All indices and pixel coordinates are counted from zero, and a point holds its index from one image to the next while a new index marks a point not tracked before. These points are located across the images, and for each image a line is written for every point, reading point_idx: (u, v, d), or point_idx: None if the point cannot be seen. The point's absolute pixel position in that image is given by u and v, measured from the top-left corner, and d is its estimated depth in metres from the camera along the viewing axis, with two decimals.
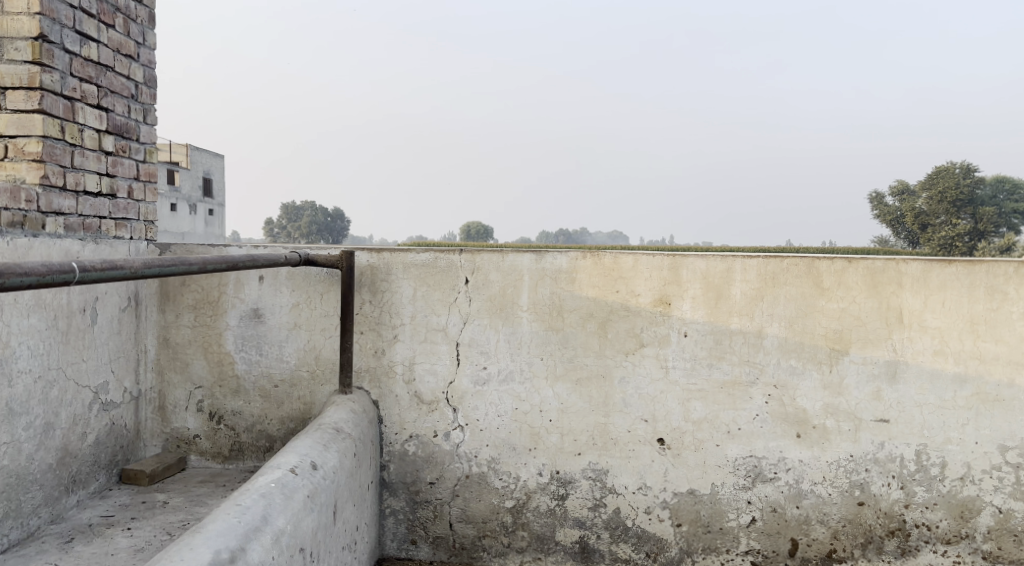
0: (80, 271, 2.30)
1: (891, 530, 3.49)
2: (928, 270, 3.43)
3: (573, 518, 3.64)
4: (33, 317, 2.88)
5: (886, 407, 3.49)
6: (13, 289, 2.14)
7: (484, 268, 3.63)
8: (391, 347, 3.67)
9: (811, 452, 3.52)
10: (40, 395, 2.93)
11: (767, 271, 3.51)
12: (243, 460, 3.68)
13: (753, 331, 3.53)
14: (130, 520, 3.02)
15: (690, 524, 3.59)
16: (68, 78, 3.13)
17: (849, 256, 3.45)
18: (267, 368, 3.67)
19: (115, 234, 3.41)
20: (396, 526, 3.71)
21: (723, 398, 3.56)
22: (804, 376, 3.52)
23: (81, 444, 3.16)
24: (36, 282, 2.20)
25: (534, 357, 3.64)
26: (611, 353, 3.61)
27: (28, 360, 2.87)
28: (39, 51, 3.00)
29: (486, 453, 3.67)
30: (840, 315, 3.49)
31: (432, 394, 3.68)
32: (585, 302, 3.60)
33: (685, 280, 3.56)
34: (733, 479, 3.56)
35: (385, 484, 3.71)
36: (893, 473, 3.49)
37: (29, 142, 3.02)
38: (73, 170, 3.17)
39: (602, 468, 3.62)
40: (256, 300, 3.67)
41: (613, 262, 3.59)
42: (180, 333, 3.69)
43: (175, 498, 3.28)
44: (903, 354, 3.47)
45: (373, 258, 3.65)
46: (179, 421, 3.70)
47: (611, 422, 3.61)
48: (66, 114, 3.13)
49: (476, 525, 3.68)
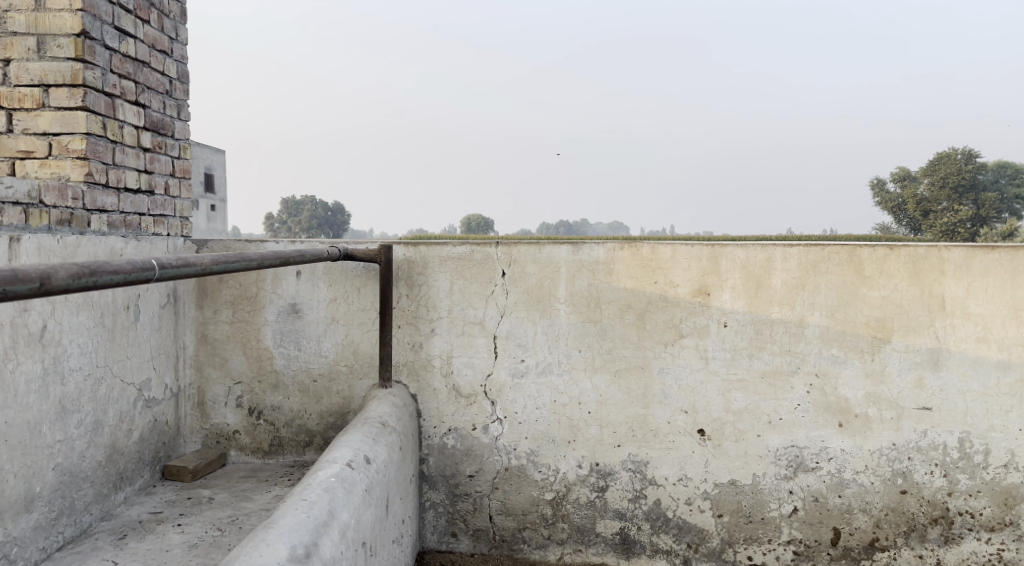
0: (159, 270, 2.31)
1: (934, 518, 3.50)
2: (970, 256, 3.43)
3: (613, 510, 3.64)
4: (82, 315, 2.87)
5: (928, 395, 3.49)
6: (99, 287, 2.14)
7: (521, 261, 3.62)
8: (428, 341, 3.66)
9: (853, 441, 3.52)
10: (90, 393, 2.93)
11: (807, 259, 3.50)
12: (283, 455, 3.68)
13: (794, 321, 3.53)
14: (180, 517, 3.02)
15: (731, 514, 3.59)
16: (108, 75, 3.12)
17: (890, 244, 3.44)
18: (305, 363, 3.67)
19: (154, 231, 3.40)
20: (436, 519, 3.71)
21: (763, 388, 3.56)
22: (845, 365, 3.51)
23: (127, 441, 3.16)
24: (121, 280, 2.20)
25: (572, 349, 3.63)
26: (650, 345, 3.60)
27: (78, 358, 2.86)
28: (81, 47, 2.99)
29: (526, 446, 3.67)
30: (881, 303, 3.48)
31: (470, 387, 3.67)
32: (623, 293, 3.59)
33: (724, 270, 3.54)
34: (775, 469, 3.56)
35: (425, 478, 3.71)
36: (936, 461, 3.49)
37: (73, 139, 3.01)
38: (114, 167, 3.16)
39: (642, 460, 3.62)
40: (293, 295, 3.67)
41: (651, 253, 3.58)
42: (218, 329, 3.69)
43: (220, 494, 3.28)
44: (945, 341, 3.47)
45: (409, 252, 3.64)
46: (218, 417, 3.70)
47: (651, 414, 3.61)
48: (107, 111, 3.12)
49: (517, 518, 3.68)
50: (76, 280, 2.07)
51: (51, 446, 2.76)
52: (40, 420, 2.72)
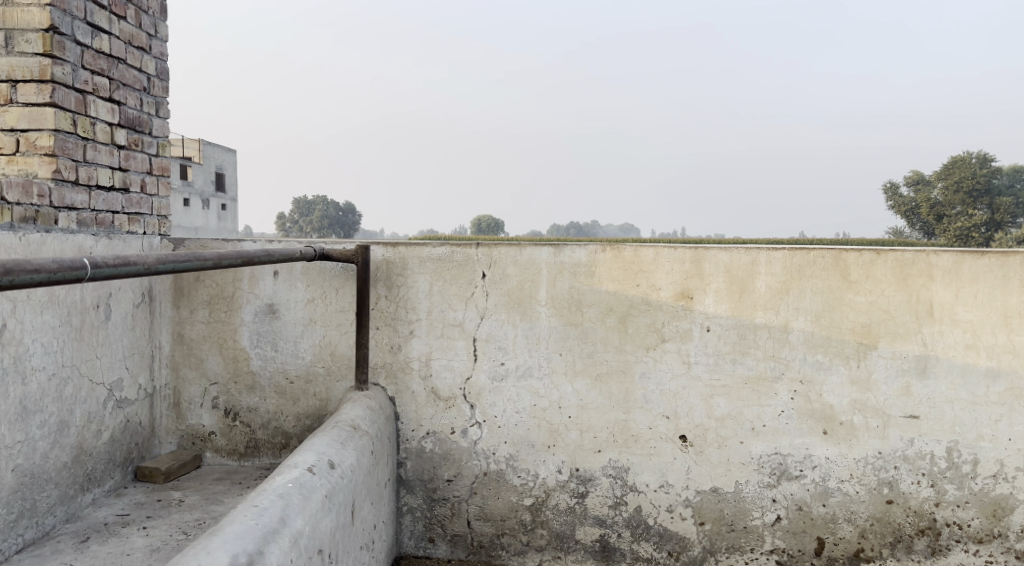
0: (90, 268, 2.24)
1: (921, 529, 3.42)
2: (960, 261, 3.35)
3: (593, 516, 3.57)
4: (46, 314, 2.83)
5: (916, 403, 3.41)
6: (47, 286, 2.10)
7: (501, 263, 3.57)
8: (407, 343, 3.61)
9: (837, 449, 3.45)
10: (54, 393, 2.88)
11: (793, 263, 3.43)
12: (259, 457, 3.63)
13: (779, 326, 3.45)
14: (145, 520, 2.98)
15: (713, 522, 3.52)
16: (80, 71, 3.08)
17: (878, 248, 3.37)
18: (282, 364, 3.62)
19: (129, 229, 3.36)
20: (413, 524, 3.65)
21: (747, 394, 3.48)
22: (830, 371, 3.44)
23: (96, 442, 3.12)
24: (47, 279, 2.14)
25: (552, 352, 3.57)
26: (631, 349, 3.53)
27: (41, 357, 2.82)
28: (49, 43, 2.95)
29: (505, 450, 3.61)
30: (868, 309, 3.41)
31: (449, 390, 3.61)
32: (605, 296, 3.53)
33: (707, 273, 3.47)
34: (758, 476, 3.49)
35: (402, 482, 3.65)
36: (923, 470, 3.41)
37: (41, 136, 2.97)
38: (86, 164, 3.12)
39: (623, 466, 3.55)
40: (271, 295, 3.62)
41: (634, 255, 3.51)
42: (194, 329, 3.65)
43: (190, 496, 3.23)
44: (933, 348, 3.38)
45: (388, 253, 3.59)
46: (194, 418, 3.66)
47: (632, 419, 3.54)
48: (79, 108, 3.08)
49: (495, 524, 3.62)
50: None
51: (11, 447, 2.72)
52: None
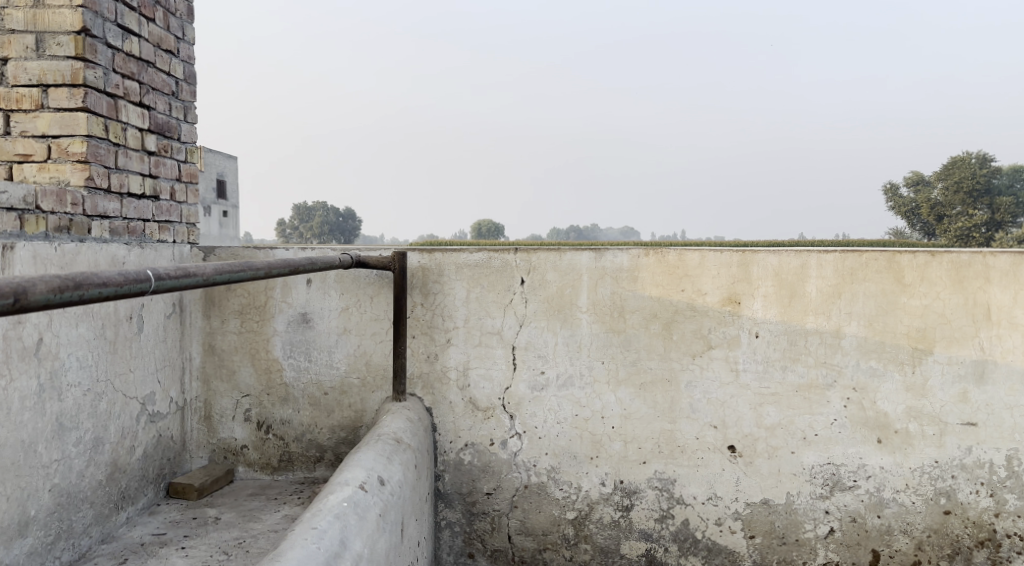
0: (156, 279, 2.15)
1: (981, 540, 3.31)
2: (1018, 263, 3.24)
3: (639, 530, 3.46)
4: (81, 326, 2.72)
5: (973, 410, 3.31)
6: (93, 300, 1.98)
7: (541, 268, 3.46)
8: (444, 351, 3.50)
9: (892, 458, 3.34)
10: (89, 409, 2.78)
11: (844, 266, 3.32)
12: (292, 471, 3.52)
13: (831, 331, 3.35)
14: (184, 539, 2.87)
15: (764, 535, 3.40)
16: (111, 75, 2.98)
17: (932, 250, 3.27)
18: (316, 376, 3.51)
19: (159, 238, 3.25)
20: (452, 539, 3.53)
21: (798, 402, 3.38)
22: (884, 378, 3.33)
23: (129, 459, 3.01)
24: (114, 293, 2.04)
25: (595, 360, 3.46)
26: (677, 356, 3.42)
27: (77, 372, 2.71)
28: (81, 45, 2.85)
29: (546, 462, 3.49)
30: (923, 313, 3.30)
31: (488, 400, 3.50)
32: (648, 302, 3.42)
33: (755, 278, 3.37)
34: (810, 487, 3.38)
35: (440, 495, 3.53)
36: (981, 480, 3.31)
37: (73, 142, 2.87)
38: (117, 171, 3.02)
39: (669, 478, 3.44)
40: (304, 305, 3.51)
41: (678, 260, 3.41)
42: (225, 340, 3.54)
43: (227, 513, 3.13)
44: (991, 353, 3.28)
45: (424, 258, 3.49)
46: (225, 432, 3.55)
47: (678, 429, 3.43)
48: (110, 112, 2.98)
49: (537, 539, 3.50)
50: (59, 294, 1.91)
51: (48, 466, 2.61)
52: (35, 439, 2.57)
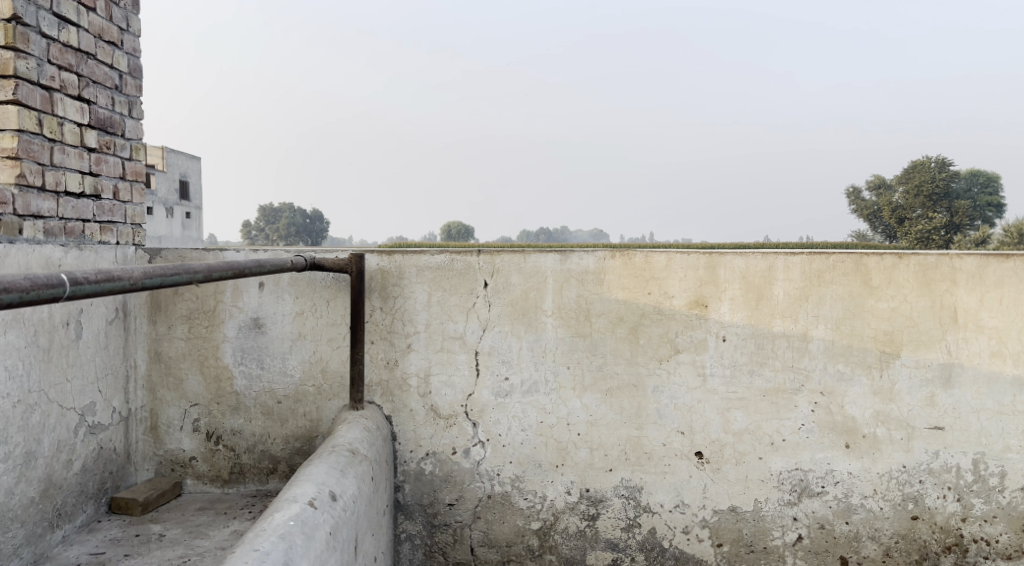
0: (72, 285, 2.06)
1: (948, 545, 3.25)
2: (984, 265, 3.20)
3: (604, 540, 3.36)
4: (10, 333, 2.60)
5: (940, 414, 3.25)
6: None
7: (504, 271, 3.34)
8: (404, 357, 3.37)
9: (860, 463, 3.28)
10: (19, 421, 2.65)
11: (812, 268, 3.25)
12: (244, 484, 3.37)
13: (798, 334, 3.27)
14: (123, 558, 2.73)
15: (732, 543, 3.32)
16: (45, 66, 2.81)
17: (899, 251, 3.21)
18: (269, 383, 3.36)
19: (100, 240, 3.08)
20: (413, 552, 3.40)
21: (766, 407, 3.30)
22: (852, 382, 3.27)
23: (66, 474, 2.86)
24: (20, 299, 1.96)
25: (560, 366, 3.35)
26: (643, 361, 3.33)
27: (4, 383, 2.59)
28: (12, 34, 2.69)
29: (510, 471, 3.38)
30: (890, 315, 3.24)
31: (450, 408, 3.38)
32: (614, 305, 3.32)
33: (722, 280, 3.29)
34: (778, 494, 3.30)
35: (400, 507, 3.40)
36: (948, 484, 3.25)
37: (2, 137, 2.71)
38: (53, 168, 2.85)
39: (636, 486, 3.35)
40: (255, 309, 3.36)
41: (645, 261, 3.31)
42: (173, 347, 3.38)
43: (172, 529, 2.97)
44: (958, 356, 3.23)
45: (383, 261, 3.35)
46: (173, 443, 3.39)
47: (645, 436, 3.34)
48: (44, 106, 2.82)
49: (500, 550, 3.38)
50: None
51: None
52: None
